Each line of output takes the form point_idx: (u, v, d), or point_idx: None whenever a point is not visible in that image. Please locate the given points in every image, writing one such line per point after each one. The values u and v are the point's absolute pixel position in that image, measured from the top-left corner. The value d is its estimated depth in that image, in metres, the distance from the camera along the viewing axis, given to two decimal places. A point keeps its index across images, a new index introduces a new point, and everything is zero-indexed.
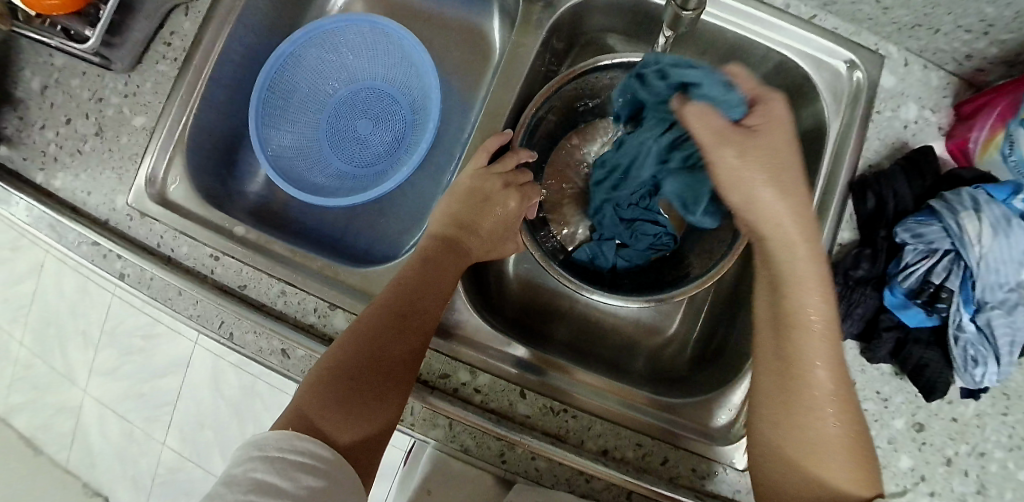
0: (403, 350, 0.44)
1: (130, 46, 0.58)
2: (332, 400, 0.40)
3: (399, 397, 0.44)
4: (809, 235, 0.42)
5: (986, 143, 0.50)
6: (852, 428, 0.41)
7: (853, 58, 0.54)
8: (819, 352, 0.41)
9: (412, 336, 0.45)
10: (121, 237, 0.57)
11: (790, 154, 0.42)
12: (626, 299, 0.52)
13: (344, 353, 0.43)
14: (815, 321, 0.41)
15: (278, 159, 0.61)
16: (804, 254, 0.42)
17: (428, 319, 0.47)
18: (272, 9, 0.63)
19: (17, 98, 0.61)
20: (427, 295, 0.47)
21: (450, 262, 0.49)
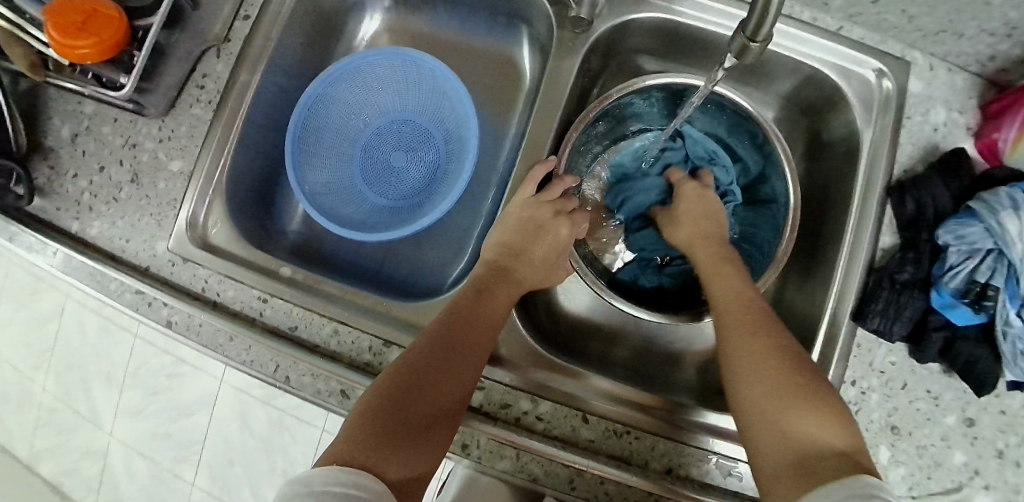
0: (451, 387, 0.43)
1: (163, 90, 0.57)
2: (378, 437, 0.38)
3: (443, 437, 0.42)
4: (711, 243, 0.54)
5: (1017, 140, 0.51)
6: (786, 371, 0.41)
7: (882, 67, 0.55)
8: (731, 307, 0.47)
9: (461, 374, 0.44)
10: (164, 284, 0.56)
11: (705, 204, 0.57)
12: (672, 318, 0.53)
13: (396, 382, 0.42)
14: (725, 285, 0.49)
15: (316, 196, 0.61)
16: (705, 257, 0.53)
17: (475, 357, 0.46)
18: (302, 48, 0.63)
19: (46, 146, 0.61)
20: (480, 329, 0.47)
21: (496, 297, 0.49)
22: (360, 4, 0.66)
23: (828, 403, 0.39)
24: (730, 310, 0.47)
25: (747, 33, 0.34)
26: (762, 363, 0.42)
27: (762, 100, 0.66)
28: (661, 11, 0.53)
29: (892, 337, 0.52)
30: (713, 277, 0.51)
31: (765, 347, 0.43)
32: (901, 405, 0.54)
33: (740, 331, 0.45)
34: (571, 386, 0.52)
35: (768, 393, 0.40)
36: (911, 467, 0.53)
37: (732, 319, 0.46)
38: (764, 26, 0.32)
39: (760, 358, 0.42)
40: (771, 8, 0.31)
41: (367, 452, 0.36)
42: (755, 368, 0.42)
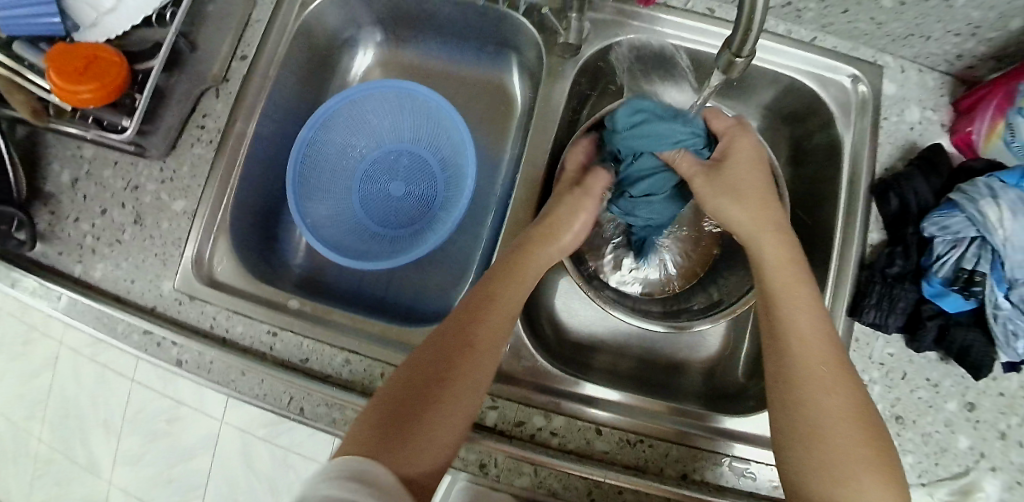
0: (472, 380, 0.43)
1: (164, 131, 0.58)
2: (398, 435, 0.38)
3: (462, 431, 0.42)
4: (785, 245, 0.48)
5: (989, 134, 0.54)
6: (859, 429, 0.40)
7: (857, 72, 0.59)
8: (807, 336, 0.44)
9: (482, 365, 0.44)
10: (172, 323, 0.57)
11: (760, 171, 0.52)
12: (679, 326, 0.55)
13: (415, 382, 0.42)
14: (808, 324, 0.44)
15: (318, 228, 0.62)
16: (779, 259, 0.47)
17: (495, 345, 0.45)
18: (299, 83, 0.65)
19: (46, 192, 0.61)
20: (501, 312, 0.46)
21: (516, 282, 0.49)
22: (353, 39, 0.68)
23: (895, 481, 0.39)
24: (815, 360, 0.42)
25: (732, 50, 0.36)
26: (846, 437, 0.39)
27: (744, 110, 0.69)
28: (645, 32, 0.56)
29: (888, 329, 0.55)
30: (793, 310, 0.45)
31: (848, 409, 0.41)
32: (904, 396, 0.56)
33: (824, 391, 0.41)
34: (586, 399, 0.53)
35: (840, 453, 0.39)
36: (919, 454, 0.55)
37: (812, 366, 0.42)
38: (748, 42, 0.35)
39: (836, 404, 0.41)
40: (753, 23, 0.33)
41: (387, 450, 0.37)
42: (839, 442, 0.39)
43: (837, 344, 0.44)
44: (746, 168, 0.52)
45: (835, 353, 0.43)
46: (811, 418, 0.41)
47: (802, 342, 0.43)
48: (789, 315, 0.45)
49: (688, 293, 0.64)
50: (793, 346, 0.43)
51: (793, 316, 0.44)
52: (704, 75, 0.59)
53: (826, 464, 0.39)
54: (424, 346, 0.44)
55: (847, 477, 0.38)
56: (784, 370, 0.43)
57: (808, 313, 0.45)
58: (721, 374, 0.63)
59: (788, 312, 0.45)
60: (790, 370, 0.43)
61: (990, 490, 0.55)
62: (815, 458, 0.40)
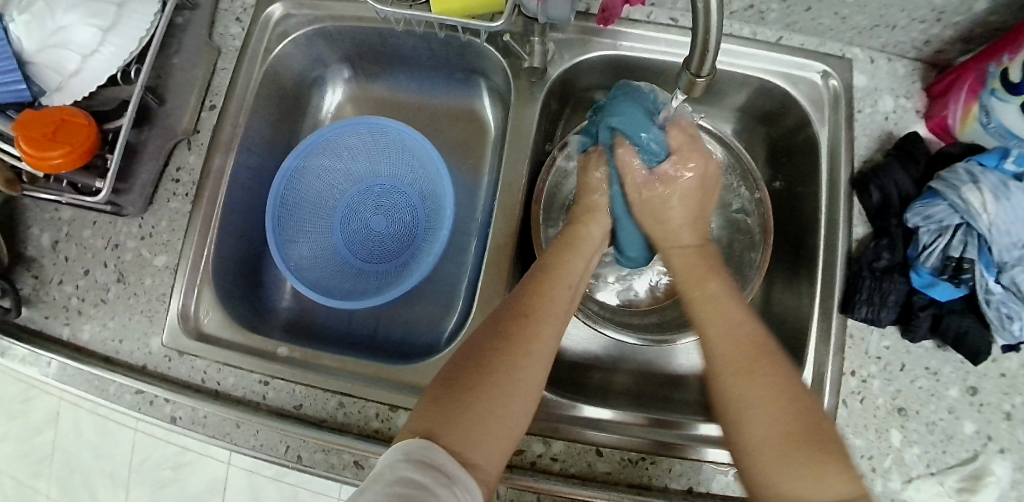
0: (537, 361, 0.40)
1: (139, 188, 0.58)
2: (455, 416, 0.36)
3: (526, 412, 0.39)
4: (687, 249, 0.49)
5: (964, 117, 0.54)
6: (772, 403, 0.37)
7: (826, 68, 0.59)
8: (720, 318, 0.43)
9: (543, 343, 0.41)
10: (163, 380, 0.56)
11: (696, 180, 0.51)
12: (664, 340, 0.55)
13: (478, 355, 0.40)
14: (720, 315, 0.43)
15: (301, 270, 0.62)
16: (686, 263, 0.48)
17: (558, 323, 0.43)
18: (272, 125, 0.64)
19: (28, 256, 0.61)
20: (560, 293, 0.45)
21: (568, 261, 0.48)
22: (322, 78, 0.68)
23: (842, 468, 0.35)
24: (726, 351, 0.41)
25: (691, 71, 0.36)
26: (768, 428, 0.37)
27: (718, 114, 0.68)
28: (610, 48, 0.56)
29: (882, 322, 0.54)
30: (704, 305, 0.44)
31: (766, 389, 0.38)
32: (904, 387, 0.56)
33: (740, 377, 0.39)
34: (583, 420, 0.53)
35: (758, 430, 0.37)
36: (926, 445, 0.55)
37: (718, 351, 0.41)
38: (705, 62, 0.35)
39: (742, 380, 0.39)
40: (708, 46, 0.33)
41: (452, 432, 0.35)
42: (762, 430, 0.37)
43: (757, 328, 0.42)
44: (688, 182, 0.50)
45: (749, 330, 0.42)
46: (730, 413, 0.38)
47: (718, 334, 0.42)
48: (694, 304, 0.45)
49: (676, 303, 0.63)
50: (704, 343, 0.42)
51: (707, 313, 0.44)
52: (668, 87, 0.59)
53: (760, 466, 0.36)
54: (489, 321, 0.42)
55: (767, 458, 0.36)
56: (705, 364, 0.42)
57: (719, 300, 0.44)
58: None
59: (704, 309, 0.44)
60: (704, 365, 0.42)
61: (1001, 473, 0.54)
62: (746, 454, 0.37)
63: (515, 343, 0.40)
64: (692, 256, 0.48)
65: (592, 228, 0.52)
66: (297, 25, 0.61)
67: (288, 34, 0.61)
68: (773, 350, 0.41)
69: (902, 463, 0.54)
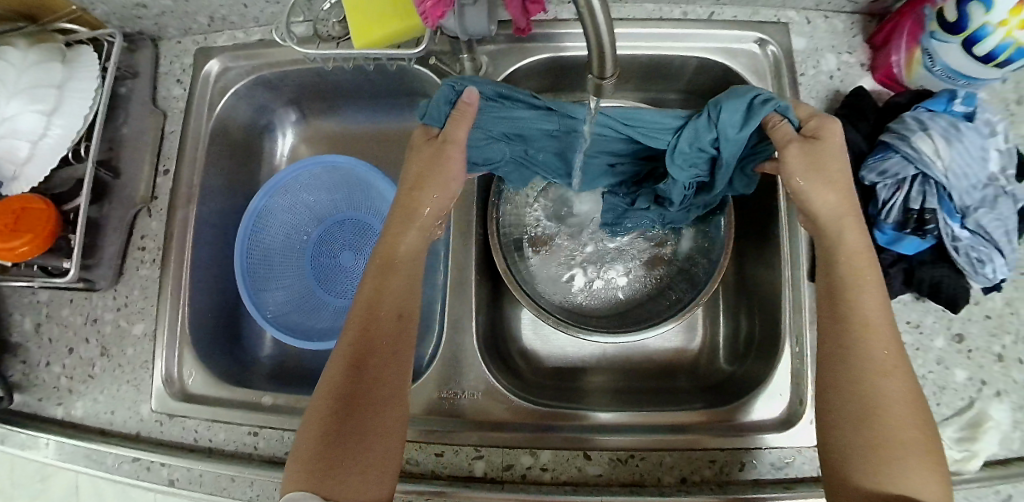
0: (384, 386, 0.45)
1: (108, 261, 0.59)
2: (336, 469, 0.41)
3: (398, 429, 0.44)
4: (859, 231, 0.45)
5: (909, 62, 0.53)
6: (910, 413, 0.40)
7: (762, 36, 0.58)
8: (874, 316, 0.43)
9: (391, 378, 0.45)
10: (157, 445, 0.57)
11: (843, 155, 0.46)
12: (681, 316, 0.54)
13: (333, 399, 0.43)
14: (877, 310, 0.43)
15: (278, 317, 0.63)
16: (854, 248, 0.44)
17: (394, 343, 0.47)
18: (228, 178, 0.65)
19: (13, 344, 0.61)
20: (387, 321, 0.47)
21: (391, 284, 0.48)
22: (271, 124, 0.69)
23: (940, 467, 0.39)
24: (877, 346, 0.42)
25: (596, 74, 0.35)
26: (898, 425, 0.40)
27: None
28: (544, 51, 0.57)
29: None
30: (863, 295, 0.43)
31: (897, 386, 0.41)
32: None
33: (883, 376, 0.41)
34: (584, 425, 0.53)
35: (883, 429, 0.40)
36: None
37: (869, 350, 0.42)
38: (606, 65, 0.34)
39: (886, 385, 0.41)
40: (604, 48, 0.32)
41: (327, 479, 0.40)
42: (892, 425, 0.40)
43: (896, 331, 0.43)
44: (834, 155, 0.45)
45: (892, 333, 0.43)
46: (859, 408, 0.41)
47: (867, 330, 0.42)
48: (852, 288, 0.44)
49: (651, 294, 0.64)
50: (855, 334, 0.42)
51: (861, 304, 0.43)
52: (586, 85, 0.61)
53: (872, 452, 0.39)
54: (331, 360, 0.45)
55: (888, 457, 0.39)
56: (845, 351, 0.43)
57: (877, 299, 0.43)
58: (702, 365, 0.63)
59: (854, 302, 0.43)
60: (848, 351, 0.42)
61: (1000, 417, 0.54)
62: (864, 438, 0.40)
63: (362, 379, 0.44)
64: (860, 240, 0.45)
65: (405, 238, 0.49)
66: (236, 78, 0.62)
67: (228, 88, 0.62)
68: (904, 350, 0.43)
69: None
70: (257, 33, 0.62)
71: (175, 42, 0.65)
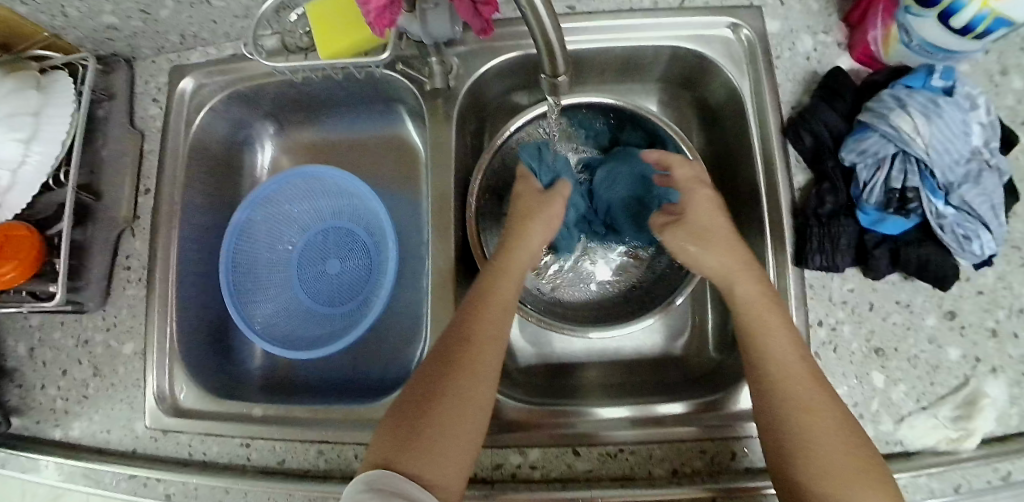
0: (476, 382, 0.43)
1: (95, 282, 0.60)
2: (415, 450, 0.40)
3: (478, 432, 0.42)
4: (752, 278, 0.47)
5: (886, 39, 0.52)
6: (841, 434, 0.40)
7: (734, 20, 0.57)
8: (784, 349, 0.44)
9: (486, 372, 0.44)
10: (153, 461, 0.58)
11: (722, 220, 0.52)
12: (663, 307, 0.55)
13: (421, 388, 0.43)
14: (788, 346, 0.44)
15: (268, 329, 0.63)
16: (752, 295, 0.46)
17: (493, 346, 0.45)
18: (209, 193, 0.66)
19: (8, 369, 0.62)
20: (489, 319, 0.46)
21: (498, 288, 0.48)
22: (250, 138, 0.69)
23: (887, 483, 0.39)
24: (792, 384, 0.42)
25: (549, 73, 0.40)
26: (833, 452, 0.39)
27: (643, 89, 0.67)
28: (514, 49, 0.57)
29: (839, 267, 0.52)
30: (772, 332, 0.44)
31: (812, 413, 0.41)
32: (877, 326, 0.54)
33: (804, 411, 0.41)
34: (588, 421, 0.53)
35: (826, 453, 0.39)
36: (911, 381, 0.53)
37: (784, 384, 0.42)
38: (557, 63, 0.38)
39: (812, 410, 0.41)
40: (552, 49, 0.36)
41: (407, 460, 0.39)
42: (824, 464, 0.39)
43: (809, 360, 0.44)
44: (709, 225, 0.51)
45: (806, 365, 0.43)
46: (793, 437, 0.40)
47: (781, 370, 0.43)
48: (758, 325, 0.45)
49: (639, 285, 0.64)
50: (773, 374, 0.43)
51: (769, 345, 0.44)
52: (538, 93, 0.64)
53: (819, 478, 0.39)
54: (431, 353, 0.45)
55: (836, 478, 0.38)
56: (764, 395, 0.43)
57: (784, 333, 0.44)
58: (693, 357, 0.63)
59: (764, 340, 0.44)
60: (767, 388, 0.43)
61: (994, 394, 0.53)
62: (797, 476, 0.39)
63: (454, 370, 0.43)
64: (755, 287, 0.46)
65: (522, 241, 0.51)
66: (211, 94, 0.62)
67: (204, 104, 0.62)
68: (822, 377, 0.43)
69: (889, 404, 0.53)
70: (230, 48, 0.63)
71: (150, 61, 0.65)
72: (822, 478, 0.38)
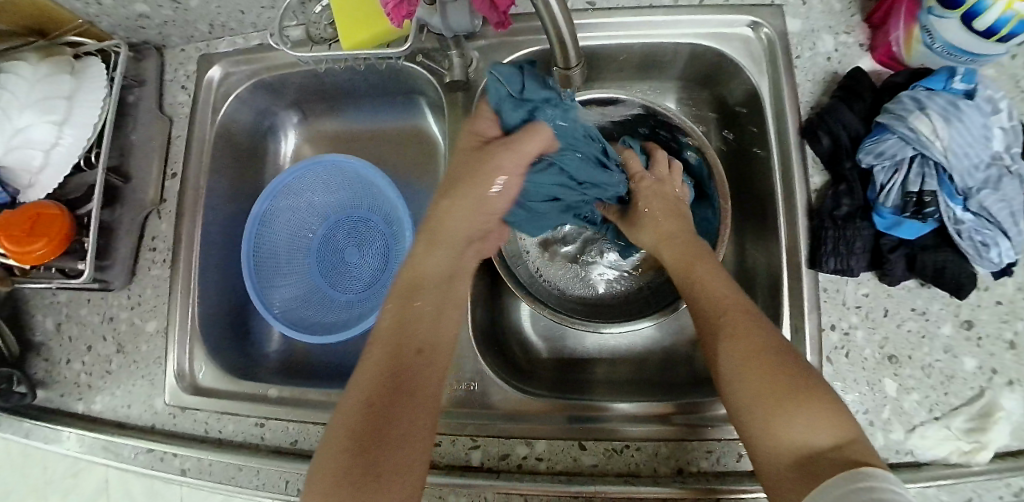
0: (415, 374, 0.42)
1: (121, 262, 0.62)
2: (371, 455, 0.38)
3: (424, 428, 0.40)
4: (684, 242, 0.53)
5: (907, 40, 0.52)
6: (770, 355, 0.41)
7: (755, 19, 0.57)
8: (709, 293, 0.47)
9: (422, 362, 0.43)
10: (171, 436, 0.60)
11: (666, 203, 0.57)
12: (666, 312, 0.55)
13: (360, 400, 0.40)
14: (723, 298, 0.46)
15: (285, 313, 0.65)
16: (676, 258, 0.52)
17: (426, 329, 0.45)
18: (232, 179, 0.67)
19: (36, 343, 0.64)
20: (428, 295, 0.46)
21: (432, 276, 0.47)
22: (273, 126, 0.71)
23: (827, 405, 0.38)
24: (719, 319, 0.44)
25: (561, 66, 0.41)
26: (760, 377, 0.40)
27: (661, 87, 0.67)
28: (534, 44, 0.57)
29: (854, 270, 0.52)
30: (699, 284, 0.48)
31: (745, 355, 0.41)
32: (891, 333, 0.53)
33: (732, 340, 0.42)
34: (596, 416, 0.53)
35: (760, 380, 0.40)
36: (924, 390, 0.53)
37: (711, 321, 0.45)
38: (569, 56, 0.39)
39: (737, 336, 0.42)
40: (563, 41, 0.37)
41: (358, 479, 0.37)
42: (759, 393, 0.39)
43: (738, 297, 0.46)
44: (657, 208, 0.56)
45: (735, 300, 0.46)
46: (727, 371, 0.42)
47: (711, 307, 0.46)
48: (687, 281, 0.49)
49: (652, 284, 0.64)
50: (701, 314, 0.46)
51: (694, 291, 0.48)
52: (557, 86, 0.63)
53: (759, 405, 0.39)
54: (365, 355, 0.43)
55: (773, 407, 0.39)
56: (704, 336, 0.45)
57: (709, 283, 0.48)
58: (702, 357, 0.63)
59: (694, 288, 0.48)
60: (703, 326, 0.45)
61: (1010, 407, 0.52)
62: (756, 426, 0.39)
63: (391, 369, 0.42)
64: (679, 251, 0.52)
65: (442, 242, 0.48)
66: (237, 82, 0.64)
67: (230, 92, 0.64)
68: (760, 317, 0.44)
69: (901, 413, 0.52)
70: (256, 38, 0.64)
71: (179, 49, 0.67)
72: (763, 409, 0.39)
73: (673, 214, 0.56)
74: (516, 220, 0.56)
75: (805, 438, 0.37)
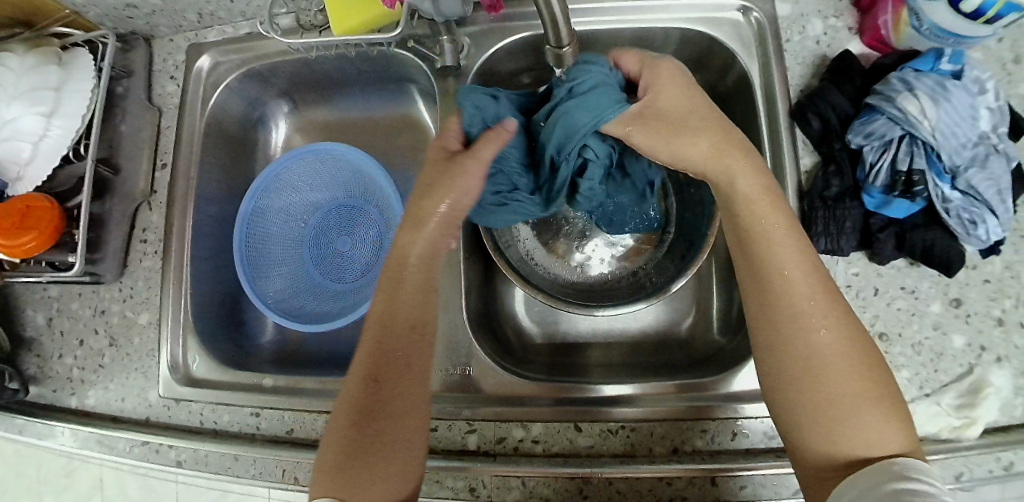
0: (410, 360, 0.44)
1: (112, 255, 0.61)
2: (368, 436, 0.41)
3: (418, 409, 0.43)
4: (753, 174, 0.46)
5: (896, 23, 0.52)
6: (849, 351, 0.39)
7: (745, 3, 0.57)
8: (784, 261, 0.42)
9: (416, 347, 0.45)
10: (166, 428, 0.59)
11: (700, 113, 0.48)
12: (654, 297, 0.55)
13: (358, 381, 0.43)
14: (802, 273, 0.42)
15: (279, 303, 0.65)
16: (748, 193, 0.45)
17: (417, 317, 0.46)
18: (223, 170, 0.67)
19: (27, 339, 0.64)
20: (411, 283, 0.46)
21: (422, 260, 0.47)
22: (264, 116, 0.71)
23: (896, 410, 0.38)
24: (799, 300, 0.41)
25: (554, 45, 0.42)
26: (837, 374, 0.39)
27: None
28: (525, 29, 0.57)
29: (843, 250, 0.53)
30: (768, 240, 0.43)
31: (839, 339, 0.39)
32: (881, 311, 0.54)
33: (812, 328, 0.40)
34: (591, 397, 0.53)
35: (838, 378, 0.38)
36: (915, 367, 0.53)
37: (792, 298, 0.41)
38: (561, 35, 0.40)
39: (820, 325, 0.40)
40: (556, 19, 0.37)
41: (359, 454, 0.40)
42: (836, 390, 0.38)
43: (819, 272, 0.42)
44: (685, 119, 0.48)
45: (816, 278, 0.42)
46: (800, 360, 0.40)
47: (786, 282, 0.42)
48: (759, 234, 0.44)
49: (645, 267, 0.64)
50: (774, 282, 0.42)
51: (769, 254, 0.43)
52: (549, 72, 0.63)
53: (830, 403, 0.38)
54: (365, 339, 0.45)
55: (845, 406, 0.38)
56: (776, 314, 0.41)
57: (788, 248, 0.43)
58: (697, 341, 0.63)
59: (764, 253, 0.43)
60: (772, 305, 0.42)
61: (999, 383, 0.52)
62: (819, 418, 0.39)
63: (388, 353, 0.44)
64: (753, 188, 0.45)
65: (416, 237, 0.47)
66: (227, 71, 0.64)
67: (220, 82, 0.64)
68: (840, 301, 0.41)
69: None
70: (246, 27, 0.64)
71: (167, 40, 0.67)
72: (831, 406, 0.38)
73: (719, 131, 0.47)
74: (491, 227, 0.58)
75: (867, 440, 0.37)
